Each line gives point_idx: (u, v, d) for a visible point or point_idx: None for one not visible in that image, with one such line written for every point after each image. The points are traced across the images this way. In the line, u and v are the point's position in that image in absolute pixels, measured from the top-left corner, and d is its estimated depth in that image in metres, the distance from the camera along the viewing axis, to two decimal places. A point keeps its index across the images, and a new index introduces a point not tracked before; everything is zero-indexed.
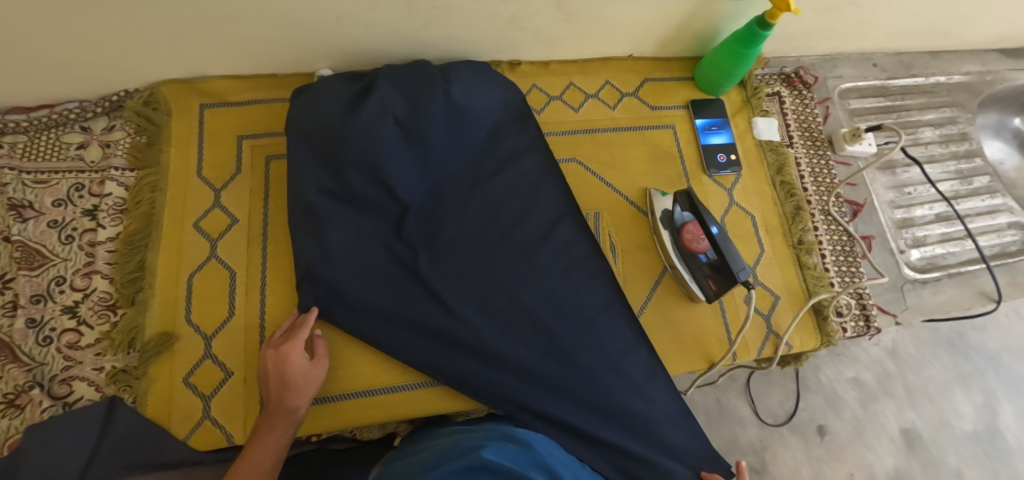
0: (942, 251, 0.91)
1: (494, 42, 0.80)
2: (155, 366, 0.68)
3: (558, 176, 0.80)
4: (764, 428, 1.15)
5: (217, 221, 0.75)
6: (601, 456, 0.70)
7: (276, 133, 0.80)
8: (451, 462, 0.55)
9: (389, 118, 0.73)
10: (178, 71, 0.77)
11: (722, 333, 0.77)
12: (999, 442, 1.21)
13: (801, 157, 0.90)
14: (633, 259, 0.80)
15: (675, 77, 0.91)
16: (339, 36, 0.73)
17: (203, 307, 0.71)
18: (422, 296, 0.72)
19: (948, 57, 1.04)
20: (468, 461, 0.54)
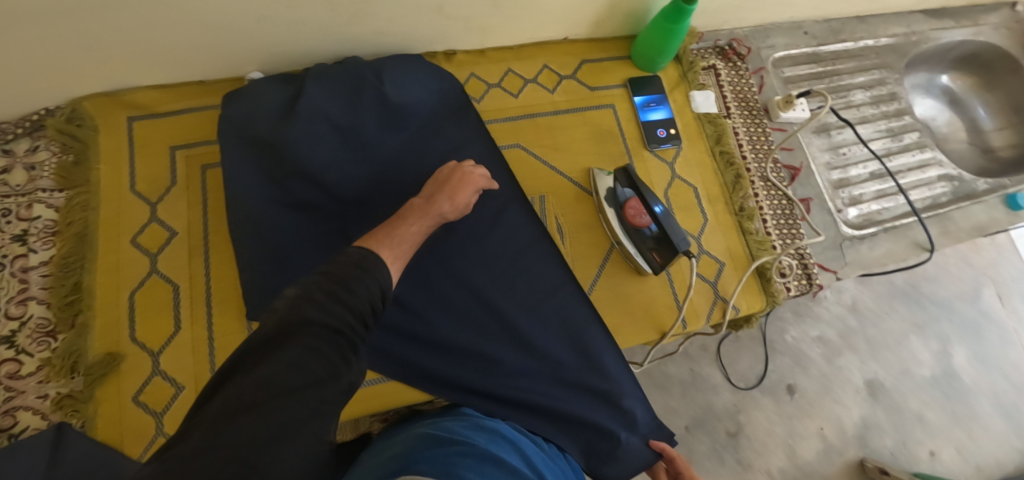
0: (878, 207, 0.95)
1: (425, 33, 0.80)
2: (101, 388, 0.67)
3: (500, 163, 0.80)
4: (737, 393, 1.19)
5: (155, 236, 0.73)
6: (564, 434, 0.71)
7: (210, 141, 0.78)
8: (429, 446, 0.54)
9: (326, 120, 0.73)
10: (100, 85, 0.74)
11: (671, 301, 0.80)
12: (955, 383, 1.28)
13: (738, 127, 0.92)
14: (580, 239, 0.81)
15: (612, 56, 0.92)
16: (263, 38, 0.72)
17: (147, 324, 0.70)
18: None
19: (875, 21, 1.07)
20: (454, 448, 0.54)
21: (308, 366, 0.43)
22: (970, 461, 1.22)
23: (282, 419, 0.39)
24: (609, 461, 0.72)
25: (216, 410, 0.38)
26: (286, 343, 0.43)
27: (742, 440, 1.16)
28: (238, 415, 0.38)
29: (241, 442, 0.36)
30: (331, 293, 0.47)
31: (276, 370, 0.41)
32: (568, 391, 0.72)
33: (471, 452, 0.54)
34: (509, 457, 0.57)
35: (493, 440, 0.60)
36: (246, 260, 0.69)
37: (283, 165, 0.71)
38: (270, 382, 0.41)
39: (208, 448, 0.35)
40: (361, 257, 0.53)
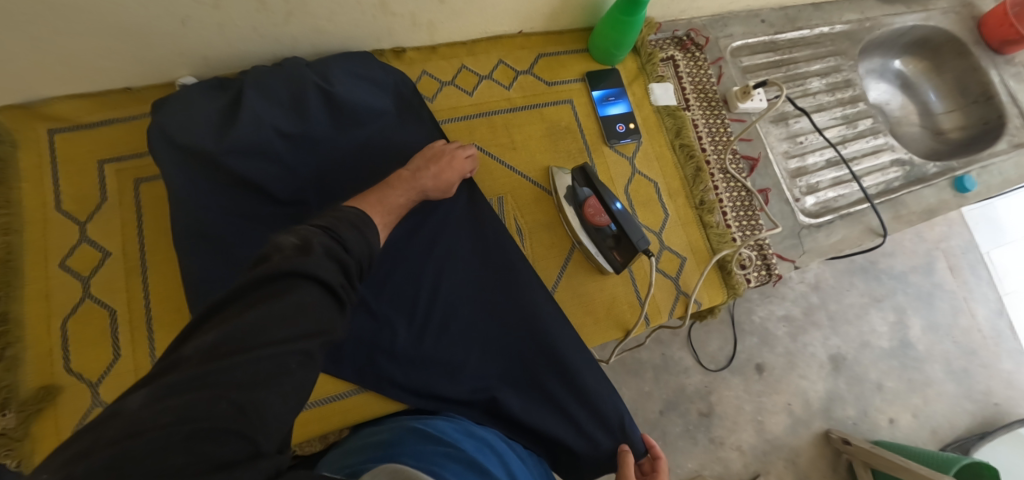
0: (834, 194, 0.96)
1: (369, 31, 0.76)
2: (37, 425, 0.63)
3: None
4: (707, 374, 1.21)
5: (87, 258, 0.68)
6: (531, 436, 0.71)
7: (143, 153, 0.73)
8: (419, 447, 0.56)
9: (269, 126, 0.69)
10: (12, 97, 0.68)
11: (633, 298, 0.80)
12: (912, 352, 1.33)
13: (698, 119, 0.92)
14: (541, 240, 0.80)
15: (568, 49, 0.90)
16: (191, 41, 0.67)
17: (84, 353, 0.66)
18: None
19: (830, 7, 1.08)
20: (443, 453, 0.55)
21: (303, 317, 0.41)
22: (926, 425, 1.29)
23: (275, 363, 0.38)
24: (575, 461, 0.71)
25: (207, 347, 0.37)
26: (278, 293, 0.41)
27: (714, 419, 1.19)
28: (231, 357, 0.37)
29: (233, 381, 0.36)
30: (325, 251, 0.46)
31: (266, 317, 0.39)
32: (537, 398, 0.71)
33: (460, 458, 0.56)
34: (493, 465, 0.59)
35: (479, 448, 0.61)
36: (190, 281, 0.65)
37: (226, 178, 0.68)
38: (262, 329, 0.39)
39: (202, 385, 0.35)
40: (355, 217, 0.53)
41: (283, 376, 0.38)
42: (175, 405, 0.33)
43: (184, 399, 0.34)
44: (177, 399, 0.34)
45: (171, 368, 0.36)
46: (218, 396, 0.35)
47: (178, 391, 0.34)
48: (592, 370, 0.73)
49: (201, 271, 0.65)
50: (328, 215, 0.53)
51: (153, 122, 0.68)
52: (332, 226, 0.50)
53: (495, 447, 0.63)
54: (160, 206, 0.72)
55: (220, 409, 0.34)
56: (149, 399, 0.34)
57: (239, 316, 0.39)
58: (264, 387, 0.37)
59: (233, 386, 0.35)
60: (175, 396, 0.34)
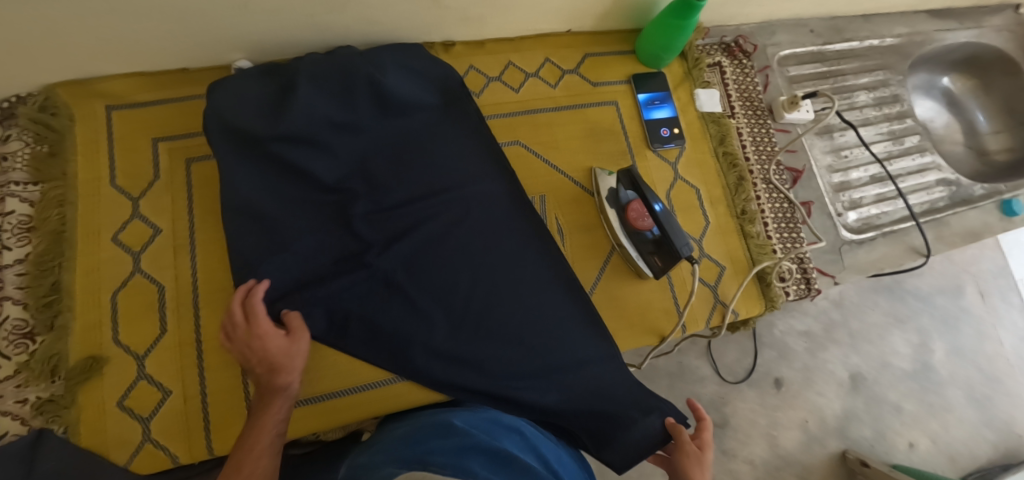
0: (877, 212, 0.94)
1: (420, 24, 0.76)
2: (83, 393, 0.64)
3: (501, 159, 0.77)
4: (724, 385, 1.20)
5: (138, 233, 0.70)
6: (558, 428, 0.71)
7: (195, 133, 0.75)
8: (443, 439, 0.56)
9: (320, 115, 0.69)
10: (73, 73, 0.70)
11: (671, 305, 0.79)
12: (933, 376, 1.31)
13: (742, 127, 0.91)
14: (581, 241, 0.79)
15: (615, 51, 0.89)
16: (249, 25, 0.68)
17: (131, 326, 0.67)
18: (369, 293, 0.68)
19: (879, 19, 1.05)
20: (465, 441, 0.54)
21: None
22: (944, 452, 1.26)
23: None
24: (602, 456, 0.71)
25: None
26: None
27: (727, 430, 1.18)
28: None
29: None
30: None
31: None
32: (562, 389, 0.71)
33: (482, 444, 0.54)
34: (519, 452, 0.57)
35: (507, 437, 0.60)
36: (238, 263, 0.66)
37: (274, 164, 0.68)
38: None
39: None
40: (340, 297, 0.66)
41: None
42: None
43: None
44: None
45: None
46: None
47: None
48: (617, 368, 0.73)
49: (250, 254, 0.66)
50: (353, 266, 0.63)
51: (207, 107, 0.69)
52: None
53: (522, 434, 0.63)
54: (209, 186, 0.73)
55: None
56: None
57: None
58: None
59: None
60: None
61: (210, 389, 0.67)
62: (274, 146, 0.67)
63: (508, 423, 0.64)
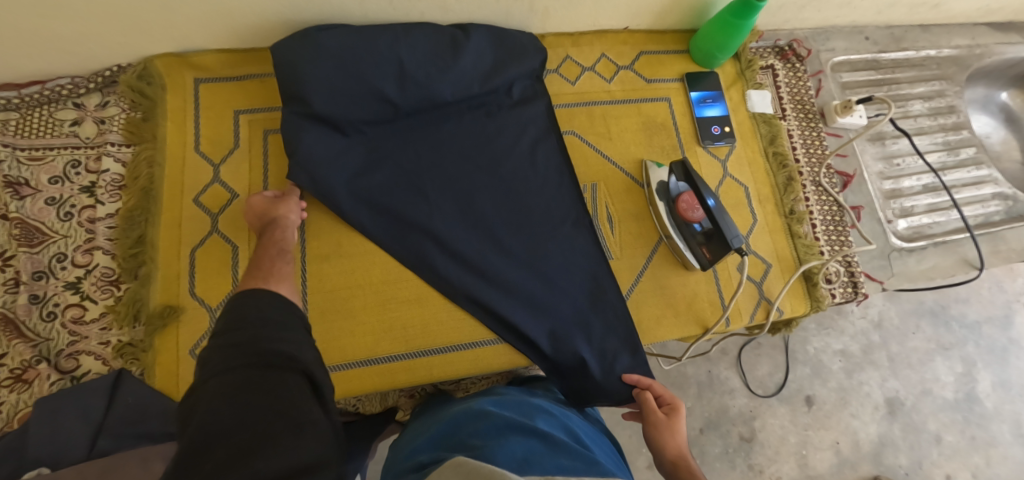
0: (929, 221, 0.93)
1: (490, 14, 0.81)
2: (161, 338, 0.69)
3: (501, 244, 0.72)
4: (754, 398, 1.19)
5: (217, 196, 0.75)
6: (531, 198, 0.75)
7: (273, 107, 0.79)
8: (478, 424, 0.57)
9: (447, 52, 0.77)
10: (171, 44, 0.76)
11: (716, 298, 0.80)
12: (978, 408, 1.27)
13: (793, 129, 0.91)
14: (627, 229, 0.80)
15: (669, 49, 0.92)
16: (335, 9, 0.73)
17: (207, 280, 0.71)
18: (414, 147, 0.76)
19: (938, 31, 1.05)
20: (497, 422, 0.56)
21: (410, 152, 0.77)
22: None
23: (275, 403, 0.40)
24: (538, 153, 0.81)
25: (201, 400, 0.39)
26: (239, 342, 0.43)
27: (755, 445, 1.17)
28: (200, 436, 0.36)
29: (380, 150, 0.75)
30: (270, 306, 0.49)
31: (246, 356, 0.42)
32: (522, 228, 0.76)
33: (518, 424, 0.56)
34: (553, 429, 0.58)
35: (548, 420, 0.61)
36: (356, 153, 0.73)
37: (329, 41, 0.72)
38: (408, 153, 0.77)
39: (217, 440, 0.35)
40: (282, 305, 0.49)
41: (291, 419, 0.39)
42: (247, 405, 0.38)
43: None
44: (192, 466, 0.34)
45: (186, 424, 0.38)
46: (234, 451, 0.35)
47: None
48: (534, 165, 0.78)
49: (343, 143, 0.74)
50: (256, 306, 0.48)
51: (279, 43, 0.72)
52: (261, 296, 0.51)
53: (558, 416, 0.63)
54: (282, 156, 0.77)
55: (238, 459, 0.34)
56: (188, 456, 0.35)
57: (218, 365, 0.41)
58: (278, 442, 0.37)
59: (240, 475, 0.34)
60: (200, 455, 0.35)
61: None
62: (327, 44, 0.72)
63: (545, 406, 0.65)
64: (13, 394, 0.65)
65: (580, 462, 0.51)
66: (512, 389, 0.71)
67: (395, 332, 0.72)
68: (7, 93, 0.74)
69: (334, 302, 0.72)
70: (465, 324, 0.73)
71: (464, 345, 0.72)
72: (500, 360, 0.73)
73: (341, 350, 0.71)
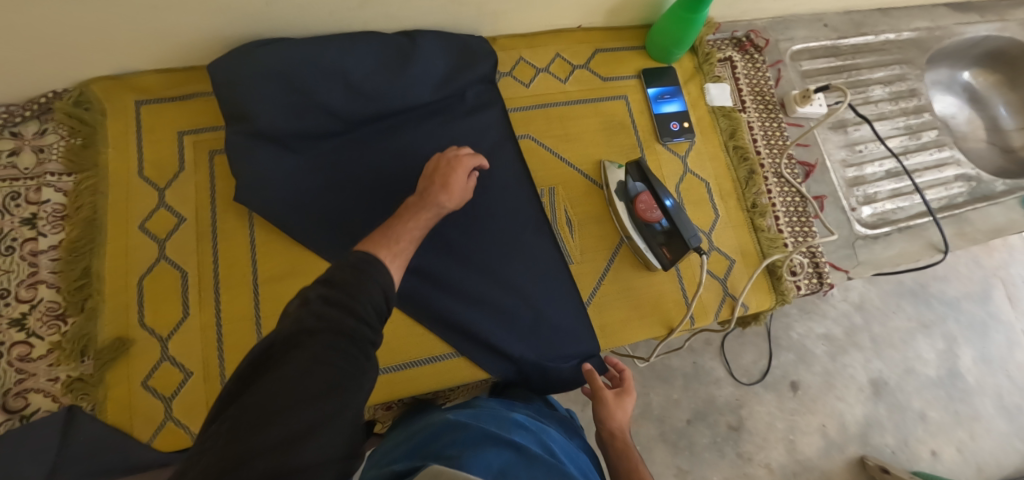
0: (893, 207, 0.93)
1: (436, 20, 0.79)
2: (111, 372, 0.67)
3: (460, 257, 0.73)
4: (739, 387, 1.19)
5: (164, 221, 0.73)
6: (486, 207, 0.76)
7: (218, 127, 0.77)
8: (455, 435, 0.54)
9: (397, 61, 0.75)
10: (107, 68, 0.73)
11: (679, 296, 0.79)
12: (960, 383, 1.28)
13: (753, 121, 0.91)
14: (588, 232, 0.80)
15: (626, 46, 0.90)
16: (275, 24, 0.71)
17: (156, 308, 0.70)
18: (369, 162, 0.76)
19: (897, 14, 1.04)
20: (476, 432, 0.53)
21: (365, 164, 0.75)
22: (971, 462, 1.22)
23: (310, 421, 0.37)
24: (491, 156, 0.79)
25: (233, 419, 0.36)
26: (301, 343, 0.41)
27: (743, 433, 1.16)
28: (221, 459, 0.34)
29: (339, 165, 0.75)
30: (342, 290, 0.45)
31: (299, 372, 0.39)
32: (480, 235, 0.74)
33: (496, 436, 0.53)
34: (527, 443, 0.55)
35: (523, 434, 0.58)
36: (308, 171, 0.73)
37: (270, 56, 0.69)
38: (361, 166, 0.75)
39: (238, 463, 0.33)
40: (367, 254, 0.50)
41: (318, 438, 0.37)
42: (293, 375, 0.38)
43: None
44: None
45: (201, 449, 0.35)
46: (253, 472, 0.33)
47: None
48: (489, 175, 0.78)
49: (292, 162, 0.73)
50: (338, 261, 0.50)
51: (217, 61, 0.69)
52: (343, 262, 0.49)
53: (533, 430, 0.60)
54: (228, 177, 0.75)
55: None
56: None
57: (266, 376, 0.39)
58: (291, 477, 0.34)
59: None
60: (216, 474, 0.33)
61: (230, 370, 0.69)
62: (266, 59, 0.69)
63: (523, 420, 0.62)
64: None
65: (553, 478, 0.49)
66: (488, 399, 0.68)
67: None
68: None
69: None
70: (425, 339, 0.71)
71: (425, 360, 0.70)
72: (462, 375, 0.71)
73: None
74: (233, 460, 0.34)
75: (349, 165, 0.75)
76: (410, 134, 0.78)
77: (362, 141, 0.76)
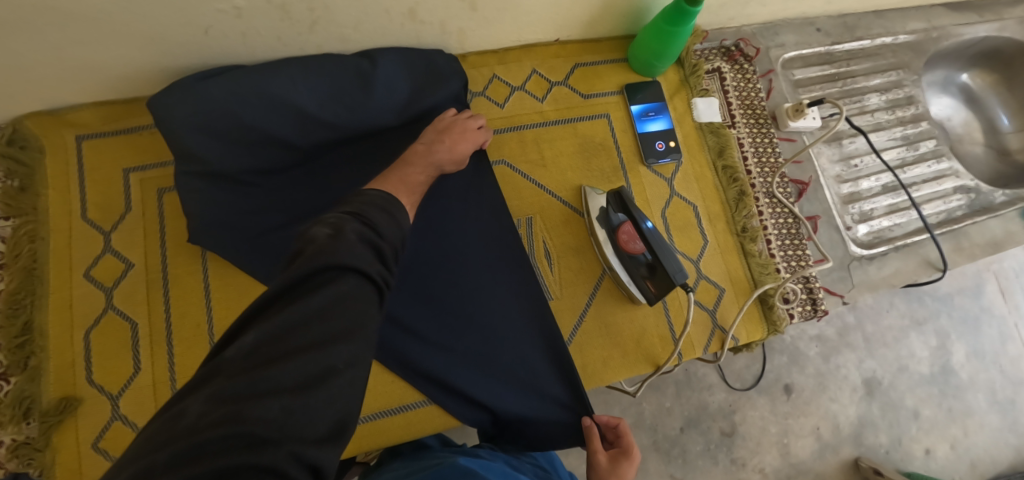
0: (890, 224, 0.89)
1: (397, 38, 0.73)
2: (57, 435, 0.63)
3: (431, 299, 0.68)
4: (732, 393, 1.15)
5: (110, 268, 0.68)
6: (458, 241, 0.71)
7: (166, 161, 0.72)
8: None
9: (352, 86, 0.68)
10: (38, 104, 0.68)
11: (666, 332, 0.75)
12: (953, 380, 1.25)
13: (743, 137, 0.86)
14: (568, 264, 0.75)
15: (606, 59, 0.85)
16: (218, 52, 0.65)
17: (106, 364, 0.65)
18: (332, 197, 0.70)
19: (892, 15, 0.98)
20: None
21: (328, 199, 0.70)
22: (964, 458, 1.21)
23: (325, 359, 0.37)
24: (465, 186, 0.73)
25: (249, 349, 0.36)
26: (321, 285, 0.39)
27: (736, 439, 1.13)
28: (224, 403, 0.33)
29: (299, 202, 0.69)
30: (358, 236, 0.44)
31: (315, 313, 0.38)
32: (453, 275, 0.69)
33: None
34: None
35: None
36: (263, 209, 0.68)
37: (211, 88, 0.63)
38: (324, 202, 0.70)
39: (255, 393, 0.34)
40: (384, 200, 0.51)
41: (332, 379, 0.37)
42: (311, 321, 0.38)
43: (155, 459, 0.30)
44: (217, 424, 0.32)
45: (215, 373, 0.35)
46: (271, 401, 0.34)
47: (174, 454, 0.30)
48: (462, 207, 0.72)
49: (245, 202, 0.67)
50: (353, 201, 0.50)
51: (153, 97, 0.63)
52: (362, 211, 0.48)
53: None
54: (179, 217, 0.70)
55: (272, 412, 0.33)
56: (206, 407, 0.32)
57: (280, 313, 0.38)
58: (305, 416, 0.35)
59: (256, 444, 0.32)
60: (235, 400, 0.33)
61: None
62: (207, 92, 0.63)
63: None
64: None
65: None
66: (493, 453, 0.62)
67: None
68: None
69: None
70: (394, 386, 0.67)
71: (395, 409, 0.66)
72: (436, 423, 0.67)
73: None
74: (246, 396, 0.33)
75: (309, 202, 0.69)
76: (376, 163, 0.72)
77: (323, 174, 0.70)
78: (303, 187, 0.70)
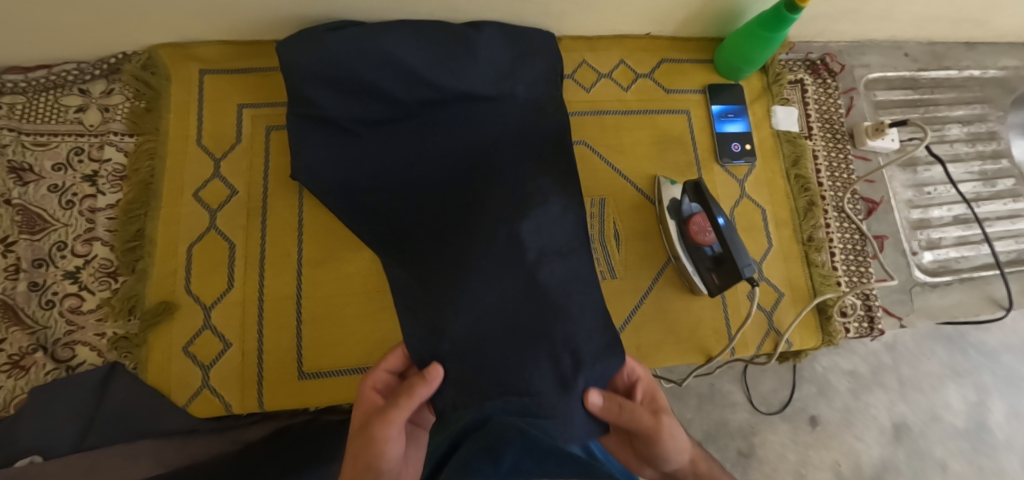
0: (957, 255, 0.89)
1: (503, 14, 0.77)
2: (153, 335, 0.69)
3: (463, 276, 0.59)
4: (756, 415, 1.01)
5: (216, 192, 0.74)
6: (504, 225, 0.62)
7: (277, 103, 0.78)
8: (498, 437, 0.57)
9: (451, 55, 0.71)
10: (173, 35, 0.74)
11: (722, 327, 0.77)
12: (986, 437, 1.04)
13: (819, 150, 0.87)
14: (634, 249, 0.78)
15: (692, 58, 0.87)
16: (343, 9, 0.69)
17: (203, 279, 0.71)
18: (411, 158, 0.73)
19: (984, 49, 0.97)
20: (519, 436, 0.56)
21: (408, 158, 0.73)
22: None
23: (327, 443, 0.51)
24: (533, 170, 0.72)
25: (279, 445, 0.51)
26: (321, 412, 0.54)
27: (753, 462, 0.99)
28: None
29: (381, 156, 0.72)
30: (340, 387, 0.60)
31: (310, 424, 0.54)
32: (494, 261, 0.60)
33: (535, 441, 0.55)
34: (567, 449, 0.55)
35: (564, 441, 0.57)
36: (344, 159, 0.72)
37: (339, 39, 0.68)
38: (404, 160, 0.73)
39: None
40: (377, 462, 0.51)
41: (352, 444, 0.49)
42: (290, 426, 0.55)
43: None
44: None
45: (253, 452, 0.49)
46: None
47: None
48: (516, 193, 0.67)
49: (335, 149, 0.72)
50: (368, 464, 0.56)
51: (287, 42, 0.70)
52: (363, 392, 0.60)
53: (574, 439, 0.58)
54: (284, 155, 0.76)
55: None
56: None
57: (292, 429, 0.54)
58: None
59: None
60: None
61: (267, 347, 0.70)
62: (332, 42, 0.68)
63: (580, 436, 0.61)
64: (9, 381, 0.66)
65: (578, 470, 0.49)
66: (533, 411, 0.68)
67: (389, 341, 0.72)
68: (13, 76, 0.74)
69: (327, 305, 0.72)
70: None
71: None
72: None
73: (337, 355, 0.71)
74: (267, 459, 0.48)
75: (389, 158, 0.72)
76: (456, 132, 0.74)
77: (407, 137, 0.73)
78: (388, 144, 0.73)
